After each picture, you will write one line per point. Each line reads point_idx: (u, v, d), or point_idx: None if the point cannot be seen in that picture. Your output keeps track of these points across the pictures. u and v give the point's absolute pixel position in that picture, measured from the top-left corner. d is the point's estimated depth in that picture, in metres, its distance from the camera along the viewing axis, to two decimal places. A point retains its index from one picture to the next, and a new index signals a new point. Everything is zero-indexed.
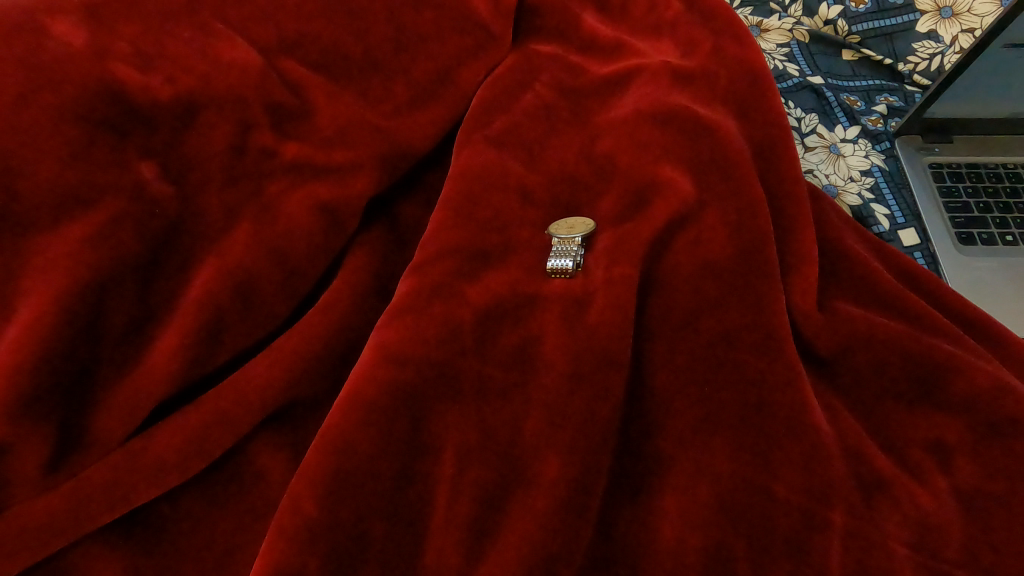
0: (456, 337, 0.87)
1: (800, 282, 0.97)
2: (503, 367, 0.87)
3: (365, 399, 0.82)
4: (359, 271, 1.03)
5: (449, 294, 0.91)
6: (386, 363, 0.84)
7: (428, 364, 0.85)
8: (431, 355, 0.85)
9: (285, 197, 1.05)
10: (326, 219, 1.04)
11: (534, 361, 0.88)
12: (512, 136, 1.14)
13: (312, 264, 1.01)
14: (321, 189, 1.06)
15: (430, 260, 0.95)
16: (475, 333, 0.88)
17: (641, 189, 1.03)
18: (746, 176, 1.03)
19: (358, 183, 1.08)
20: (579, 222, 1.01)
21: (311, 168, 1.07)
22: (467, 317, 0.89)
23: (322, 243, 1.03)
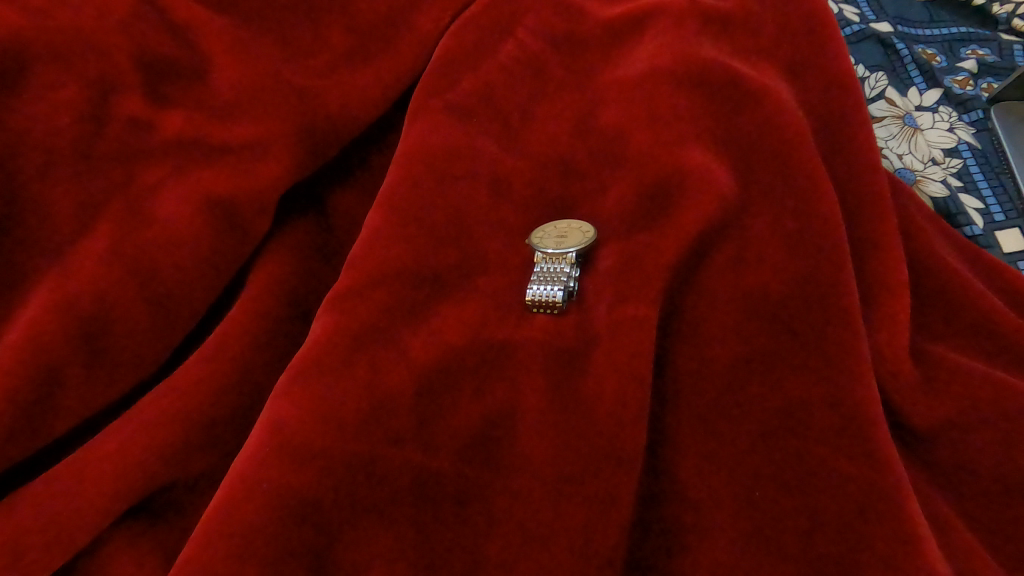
0: (387, 415, 0.59)
1: (886, 320, 0.68)
2: (455, 459, 0.59)
3: (245, 518, 0.54)
4: (264, 294, 0.73)
5: (382, 346, 0.63)
6: (281, 458, 0.57)
7: (342, 458, 0.57)
8: (347, 444, 0.57)
9: (161, 188, 0.74)
10: (220, 220, 0.73)
11: (503, 449, 0.60)
12: (483, 103, 0.83)
13: (199, 287, 0.72)
14: (211, 175, 0.74)
15: (356, 290, 0.66)
16: (415, 407, 0.60)
17: (659, 182, 0.73)
18: (809, 166, 0.73)
19: (267, 166, 0.76)
20: (574, 229, 0.71)
21: (200, 147, 0.76)
22: (405, 379, 0.61)
23: (212, 253, 0.72)
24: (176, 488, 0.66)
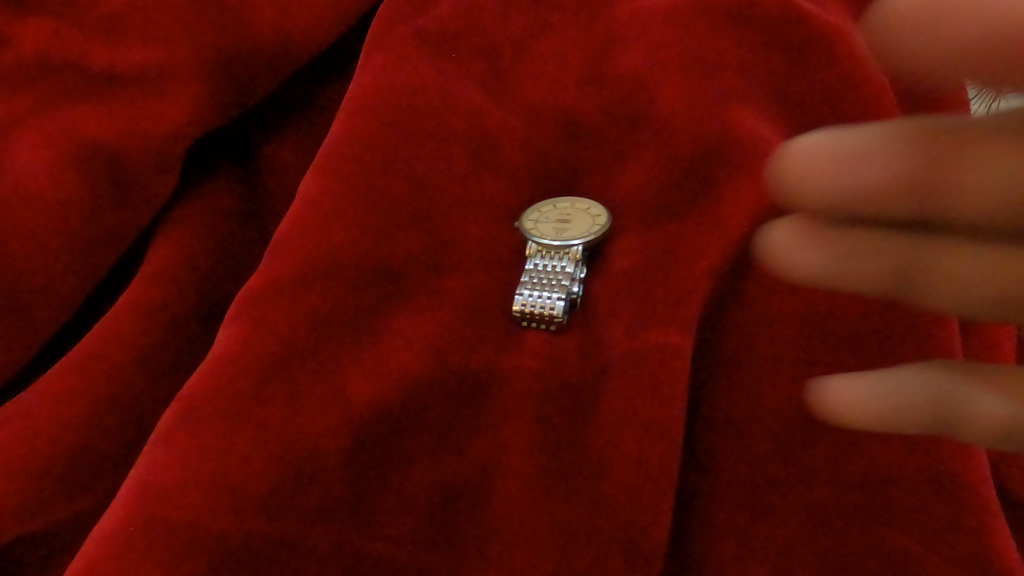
0: (306, 482, 0.42)
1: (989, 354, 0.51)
2: (403, 545, 0.42)
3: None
4: (157, 286, 0.54)
5: (306, 373, 0.45)
6: (150, 541, 0.39)
7: (240, 544, 0.40)
8: (246, 527, 0.40)
9: (10, 132, 0.53)
10: (99, 182, 0.53)
11: (470, 528, 0.43)
12: (464, 31, 0.62)
13: (68, 272, 0.52)
14: (83, 117, 0.54)
15: (274, 291, 0.48)
16: (351, 468, 0.43)
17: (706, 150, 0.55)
18: None
19: (160, 104, 0.55)
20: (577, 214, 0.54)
21: (74, 72, 0.54)
22: (338, 427, 0.44)
23: (83, 228, 0.53)
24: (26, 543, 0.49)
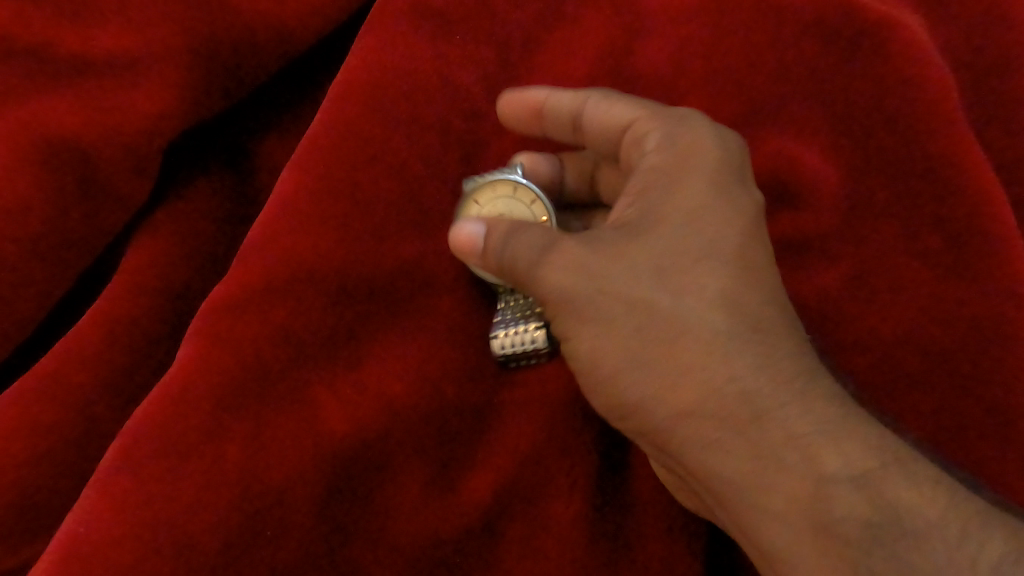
0: (274, 531, 0.38)
1: None
2: None
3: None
4: (121, 302, 0.48)
5: (272, 407, 0.40)
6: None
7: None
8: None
9: None
10: (62, 187, 0.47)
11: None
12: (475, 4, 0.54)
13: (30, 286, 0.47)
14: (48, 112, 0.48)
15: (236, 310, 0.42)
16: (321, 517, 0.40)
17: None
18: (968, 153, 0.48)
19: (134, 104, 0.49)
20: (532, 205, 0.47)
21: (43, 62, 0.49)
22: (311, 470, 0.40)
23: (46, 239, 0.47)
24: None
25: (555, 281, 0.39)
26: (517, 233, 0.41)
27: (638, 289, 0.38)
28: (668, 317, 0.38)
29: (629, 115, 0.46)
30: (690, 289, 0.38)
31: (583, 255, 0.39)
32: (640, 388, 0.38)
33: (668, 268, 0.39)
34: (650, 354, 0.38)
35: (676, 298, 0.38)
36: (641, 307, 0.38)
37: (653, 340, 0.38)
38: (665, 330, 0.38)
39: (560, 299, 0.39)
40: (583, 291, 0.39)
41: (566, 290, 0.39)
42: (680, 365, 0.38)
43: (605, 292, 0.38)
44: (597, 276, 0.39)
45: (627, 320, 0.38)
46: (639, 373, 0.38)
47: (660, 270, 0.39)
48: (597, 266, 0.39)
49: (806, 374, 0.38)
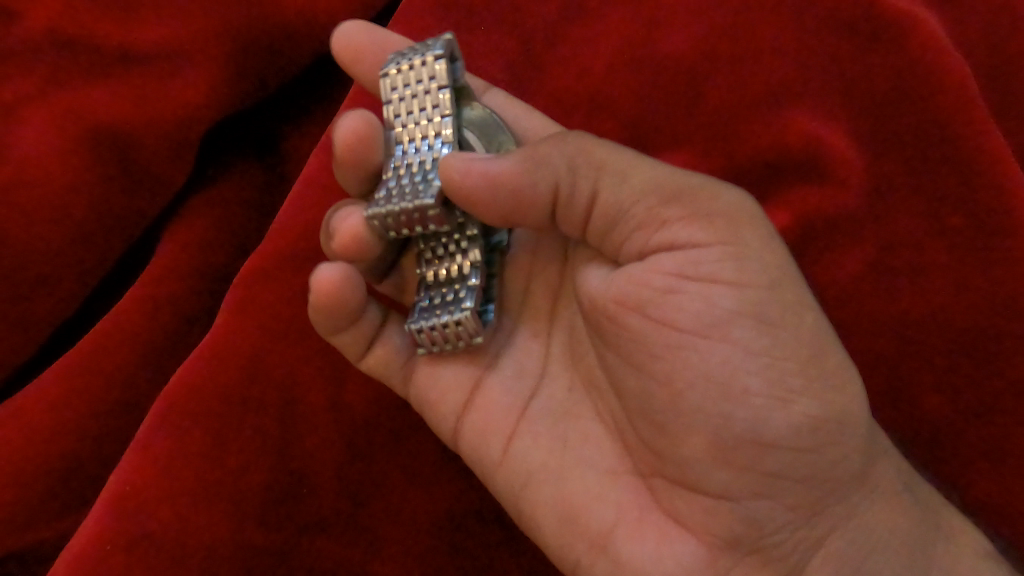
0: (305, 490, 0.40)
1: None
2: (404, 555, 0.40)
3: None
4: (157, 276, 0.50)
5: (302, 375, 0.42)
6: (145, 551, 0.37)
7: (229, 552, 0.38)
8: (239, 536, 0.38)
9: (18, 108, 0.50)
10: (106, 166, 0.50)
11: (475, 545, 0.41)
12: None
13: (72, 265, 0.49)
14: (94, 95, 0.50)
15: (264, 281, 0.44)
16: (347, 483, 0.40)
17: (755, 160, 0.52)
18: (967, 131, 0.50)
19: (174, 88, 0.51)
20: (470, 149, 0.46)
21: (85, 53, 0.51)
22: (336, 432, 0.41)
23: (89, 215, 0.49)
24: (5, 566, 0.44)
25: (708, 285, 0.36)
26: (602, 156, 0.37)
27: (806, 360, 0.36)
28: (824, 388, 0.36)
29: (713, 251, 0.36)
30: (846, 372, 0.37)
31: (768, 273, 0.36)
32: (784, 466, 0.36)
33: (835, 351, 0.37)
34: (807, 417, 0.36)
35: (839, 387, 0.37)
36: (811, 382, 0.36)
37: (814, 428, 0.36)
38: (823, 398, 0.36)
39: (729, 321, 0.35)
40: (746, 363, 0.36)
41: (728, 314, 0.35)
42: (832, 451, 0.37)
43: (774, 336, 0.36)
44: (791, 325, 0.36)
45: (803, 385, 0.36)
46: (798, 440, 0.36)
47: (828, 341, 0.37)
48: (793, 309, 0.36)
49: (877, 440, 0.42)
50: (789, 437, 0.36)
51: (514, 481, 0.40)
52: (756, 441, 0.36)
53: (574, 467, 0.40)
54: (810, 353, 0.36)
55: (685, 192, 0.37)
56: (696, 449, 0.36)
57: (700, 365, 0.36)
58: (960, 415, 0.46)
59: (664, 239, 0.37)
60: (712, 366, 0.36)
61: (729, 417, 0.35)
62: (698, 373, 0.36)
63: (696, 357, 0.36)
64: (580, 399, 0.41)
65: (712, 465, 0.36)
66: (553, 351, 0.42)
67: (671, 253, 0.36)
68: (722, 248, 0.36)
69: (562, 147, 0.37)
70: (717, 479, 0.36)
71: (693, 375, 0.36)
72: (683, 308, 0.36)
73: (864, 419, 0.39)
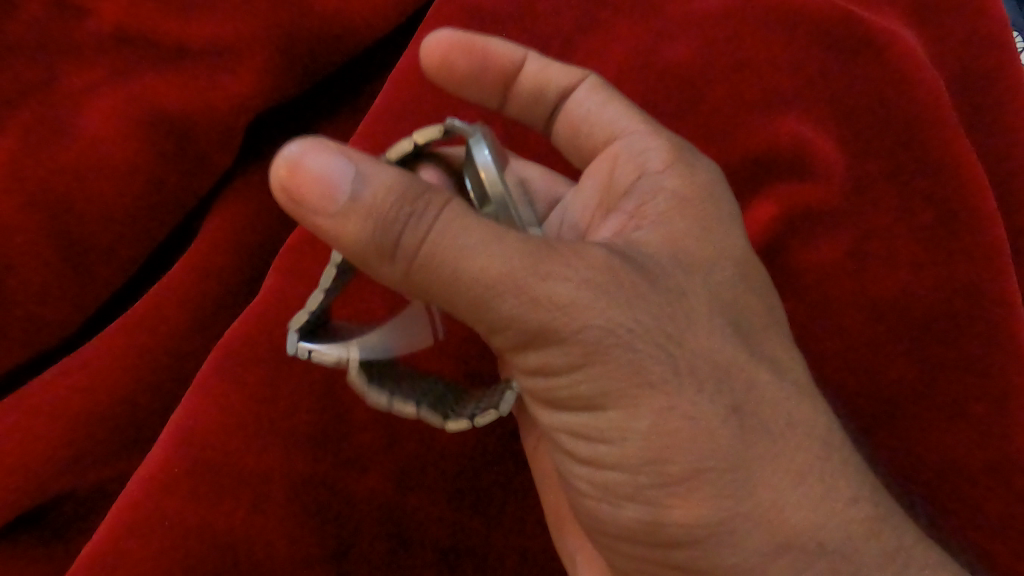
0: (348, 428, 0.46)
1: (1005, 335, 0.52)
2: (432, 486, 0.46)
3: (163, 563, 0.41)
4: (209, 246, 0.55)
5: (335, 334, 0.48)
6: (207, 471, 0.43)
7: (281, 479, 0.44)
8: (290, 464, 0.44)
9: (88, 95, 0.55)
10: (166, 148, 0.55)
11: (492, 479, 0.48)
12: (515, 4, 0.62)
13: (131, 234, 0.54)
14: (157, 85, 0.56)
15: (314, 246, 0.50)
16: (385, 428, 0.47)
17: (749, 158, 0.58)
18: (936, 130, 0.56)
19: (227, 80, 0.57)
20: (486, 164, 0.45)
21: (150, 48, 0.57)
22: None
23: (151, 191, 0.54)
24: (73, 503, 0.50)
25: (554, 386, 0.37)
26: (429, 225, 0.33)
27: (635, 472, 0.37)
28: (673, 485, 0.37)
29: (541, 361, 0.36)
30: (690, 471, 0.37)
31: (601, 386, 0.36)
32: (647, 553, 0.40)
33: (688, 450, 0.36)
34: (654, 505, 0.38)
35: (687, 479, 0.37)
36: (639, 491, 0.38)
37: (650, 528, 0.39)
38: (669, 500, 0.38)
39: (583, 425, 0.38)
40: (593, 467, 0.39)
41: (565, 426, 0.39)
42: (695, 549, 0.39)
43: (596, 446, 0.38)
44: (616, 438, 0.37)
45: (634, 493, 0.38)
46: (651, 519, 0.39)
47: (673, 431, 0.36)
48: (613, 424, 0.37)
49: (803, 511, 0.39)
50: (652, 524, 0.39)
51: (540, 479, 0.46)
52: (613, 532, 0.41)
53: (548, 493, 0.46)
54: (652, 454, 0.37)
55: (507, 290, 0.33)
56: (591, 527, 0.42)
57: (569, 456, 0.40)
58: (922, 381, 0.52)
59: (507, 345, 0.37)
60: (583, 455, 0.39)
61: (593, 512, 0.41)
62: (569, 461, 0.41)
63: (566, 452, 0.40)
64: None
65: (601, 542, 0.43)
66: None
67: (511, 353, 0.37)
68: (544, 357, 0.36)
69: (392, 210, 0.32)
70: (605, 543, 0.42)
71: (573, 463, 0.40)
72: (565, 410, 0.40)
73: (746, 482, 0.37)
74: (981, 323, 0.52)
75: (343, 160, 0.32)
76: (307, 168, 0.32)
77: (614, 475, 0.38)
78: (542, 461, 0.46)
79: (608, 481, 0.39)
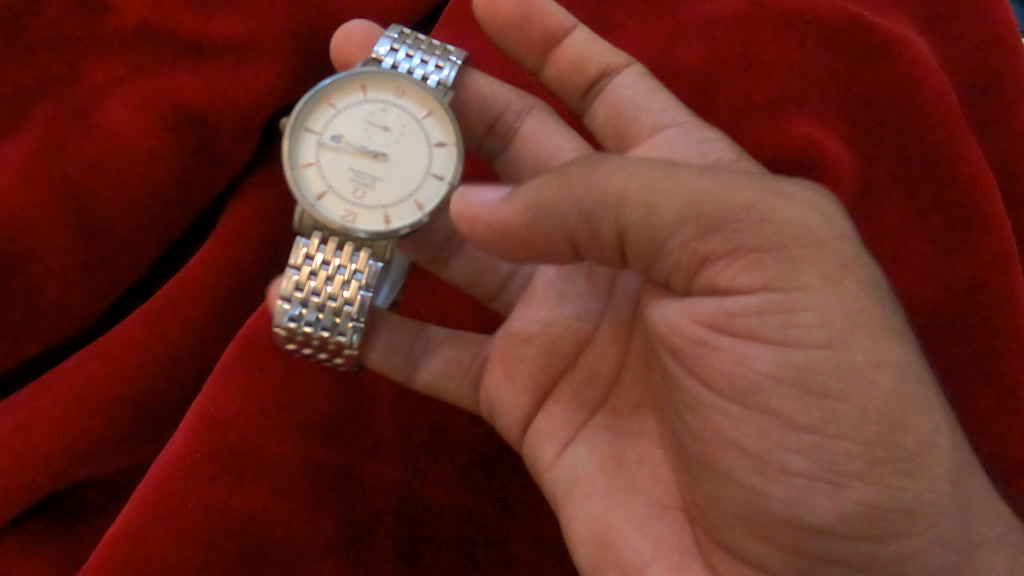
0: (363, 419, 0.49)
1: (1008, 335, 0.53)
2: (445, 474, 0.48)
3: (181, 547, 0.42)
4: (226, 239, 0.56)
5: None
6: (229, 455, 0.45)
7: (300, 466, 0.46)
8: (309, 452, 0.47)
9: (108, 91, 0.56)
10: (185, 143, 0.56)
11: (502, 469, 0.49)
12: None
13: (151, 228, 0.55)
14: (177, 80, 0.57)
15: None
16: (401, 418, 0.49)
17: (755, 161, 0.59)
18: (945, 133, 0.56)
19: (245, 77, 0.58)
20: (419, 118, 0.48)
21: (170, 44, 0.57)
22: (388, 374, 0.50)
23: (170, 186, 0.55)
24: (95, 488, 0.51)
25: (749, 342, 0.36)
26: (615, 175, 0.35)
27: (871, 432, 0.34)
28: (833, 438, 0.35)
29: (756, 286, 0.35)
30: (925, 422, 0.35)
31: (781, 321, 0.35)
32: (834, 545, 0.36)
33: (905, 399, 0.35)
34: (829, 477, 0.35)
35: (859, 424, 0.34)
36: (876, 462, 0.34)
37: (866, 509, 0.35)
38: (829, 450, 0.35)
39: (739, 372, 0.36)
40: (779, 436, 0.35)
41: (763, 377, 0.35)
42: (887, 520, 0.35)
43: (829, 407, 0.34)
44: (856, 392, 0.34)
45: (851, 457, 0.34)
46: (830, 488, 0.35)
47: (874, 386, 0.34)
48: (857, 373, 0.34)
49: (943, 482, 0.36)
50: (798, 502, 0.36)
51: (560, 482, 0.44)
52: (803, 521, 0.36)
53: (609, 495, 0.43)
54: (841, 419, 0.34)
55: (671, 246, 0.36)
56: (730, 521, 0.38)
57: (696, 397, 0.38)
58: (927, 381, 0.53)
59: (707, 271, 0.36)
60: (709, 406, 0.37)
61: (759, 489, 0.36)
62: (702, 414, 0.38)
63: (707, 393, 0.37)
64: (638, 405, 0.45)
65: (745, 535, 0.37)
66: (585, 368, 0.47)
67: (716, 297, 0.36)
68: (754, 293, 0.35)
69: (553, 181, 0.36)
70: (722, 520, 0.38)
71: (699, 411, 0.38)
72: (717, 367, 0.36)
73: (921, 446, 0.35)
74: (985, 323, 0.53)
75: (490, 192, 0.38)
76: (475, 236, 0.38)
77: (805, 425, 0.35)
78: (640, 429, 0.44)
79: (799, 446, 0.35)
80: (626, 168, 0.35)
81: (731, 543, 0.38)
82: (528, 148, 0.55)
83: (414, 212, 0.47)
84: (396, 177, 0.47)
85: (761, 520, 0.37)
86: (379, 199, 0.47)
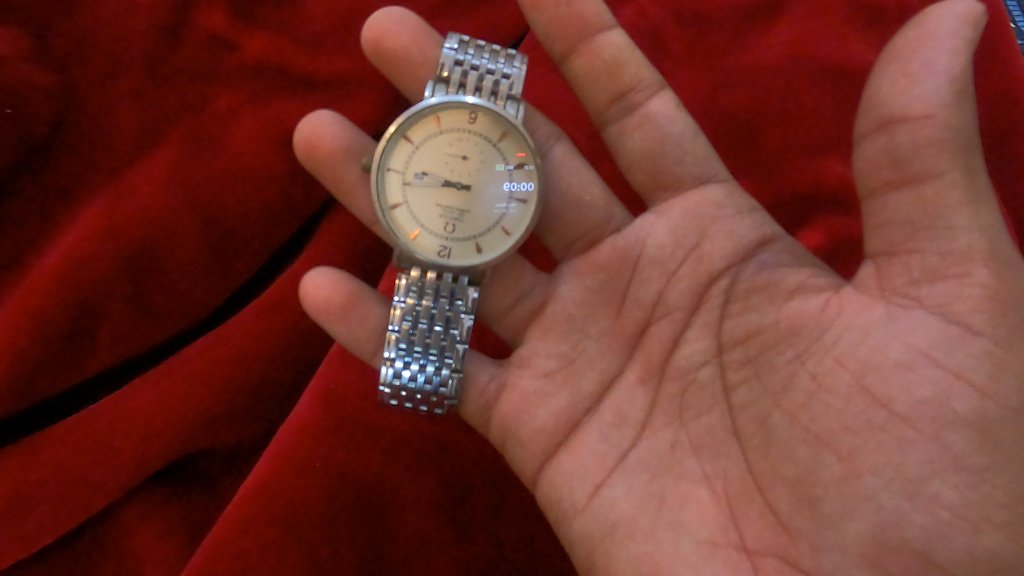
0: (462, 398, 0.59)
1: None
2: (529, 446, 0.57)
3: (307, 492, 0.52)
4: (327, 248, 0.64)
5: None
6: (347, 419, 0.56)
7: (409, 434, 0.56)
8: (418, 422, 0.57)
9: (232, 116, 0.65)
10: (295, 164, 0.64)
11: None
12: None
13: (264, 235, 0.63)
14: (289, 109, 0.65)
15: None
16: None
17: (791, 194, 0.67)
18: None
19: (348, 109, 0.66)
20: (494, 142, 0.56)
21: (284, 78, 0.66)
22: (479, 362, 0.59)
23: (281, 200, 0.63)
24: (211, 459, 0.59)
25: (949, 378, 0.41)
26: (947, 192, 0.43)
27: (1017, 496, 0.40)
28: (987, 480, 0.40)
29: (984, 322, 0.41)
30: None
31: (992, 369, 0.41)
32: None
33: None
34: (974, 517, 0.40)
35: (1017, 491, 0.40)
36: (1014, 523, 0.39)
37: (988, 561, 0.39)
38: (982, 492, 0.40)
39: (938, 401, 0.41)
40: (937, 467, 0.41)
41: (957, 415, 0.41)
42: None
43: (996, 461, 0.40)
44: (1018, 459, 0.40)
45: (999, 507, 0.40)
46: (968, 530, 0.40)
47: None
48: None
49: None
50: (936, 535, 0.40)
51: (600, 517, 0.48)
52: (924, 551, 0.40)
53: (663, 518, 0.47)
54: (994, 469, 0.40)
55: (944, 266, 0.43)
56: (849, 540, 0.42)
57: (867, 416, 0.43)
58: None
59: (919, 296, 0.43)
60: (882, 426, 0.42)
61: (898, 518, 0.41)
62: (869, 432, 0.42)
63: (882, 414, 0.42)
64: (677, 436, 0.49)
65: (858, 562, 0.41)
66: (630, 406, 0.51)
67: (928, 324, 0.43)
68: (954, 334, 0.42)
69: (951, 137, 0.42)
70: (832, 543, 0.42)
71: (865, 430, 0.42)
72: (913, 391, 0.42)
73: None
74: None
75: (938, 80, 0.43)
76: (909, 91, 0.43)
77: (967, 474, 0.40)
78: (683, 469, 0.48)
79: (957, 488, 0.40)
80: (960, 186, 0.43)
81: (815, 568, 0.42)
82: (564, 173, 0.58)
83: (504, 237, 0.56)
84: (481, 208, 0.57)
85: (871, 543, 0.41)
86: (471, 230, 0.57)
